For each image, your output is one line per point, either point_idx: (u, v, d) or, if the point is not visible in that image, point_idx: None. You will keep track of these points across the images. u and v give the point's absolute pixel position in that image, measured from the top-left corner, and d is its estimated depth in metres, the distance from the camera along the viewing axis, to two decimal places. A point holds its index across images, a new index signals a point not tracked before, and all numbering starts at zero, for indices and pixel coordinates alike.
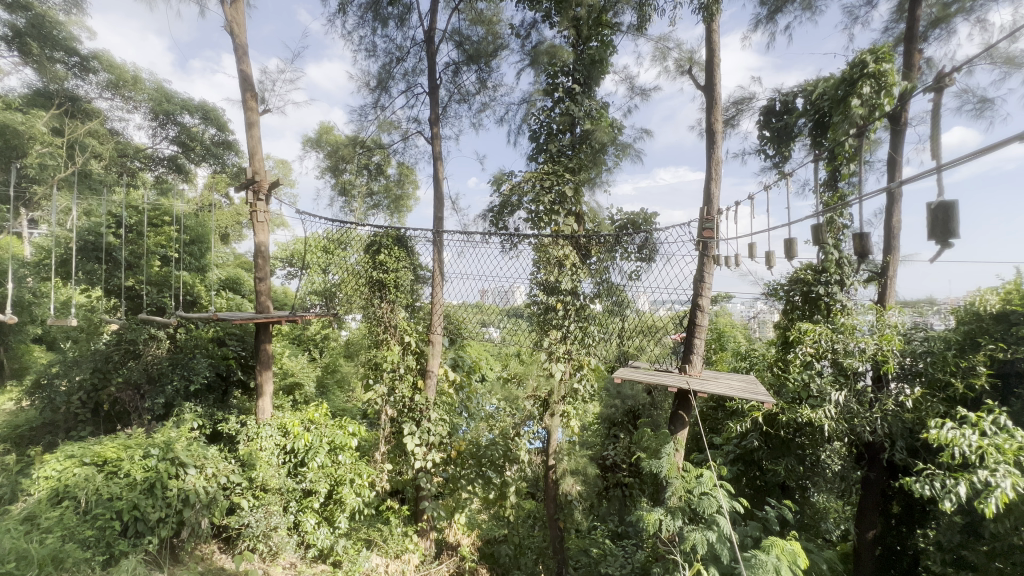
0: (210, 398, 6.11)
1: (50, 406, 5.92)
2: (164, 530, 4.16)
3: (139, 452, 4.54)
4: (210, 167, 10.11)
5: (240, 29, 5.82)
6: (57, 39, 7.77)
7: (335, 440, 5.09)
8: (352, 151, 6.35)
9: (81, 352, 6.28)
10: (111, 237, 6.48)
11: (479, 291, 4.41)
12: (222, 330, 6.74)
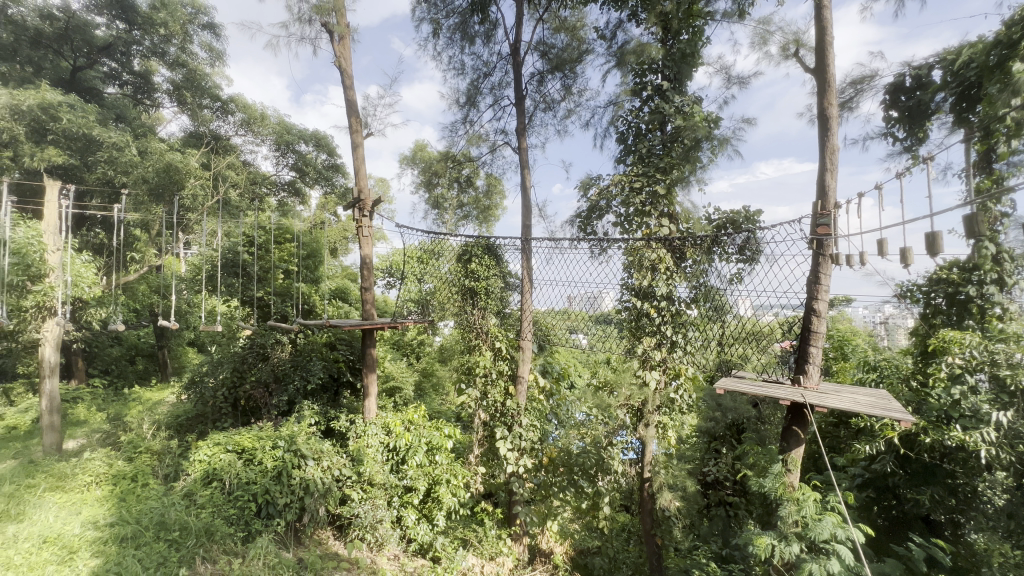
0: (325, 397, 6.83)
1: (201, 399, 6.94)
2: (289, 514, 4.65)
3: (270, 443, 5.14)
4: (322, 189, 11.40)
5: (347, 62, 6.43)
6: (204, 88, 9.23)
7: (432, 441, 5.41)
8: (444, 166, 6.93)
9: (224, 354, 7.31)
10: (245, 254, 7.49)
11: (566, 297, 4.29)
12: (334, 335, 7.45)
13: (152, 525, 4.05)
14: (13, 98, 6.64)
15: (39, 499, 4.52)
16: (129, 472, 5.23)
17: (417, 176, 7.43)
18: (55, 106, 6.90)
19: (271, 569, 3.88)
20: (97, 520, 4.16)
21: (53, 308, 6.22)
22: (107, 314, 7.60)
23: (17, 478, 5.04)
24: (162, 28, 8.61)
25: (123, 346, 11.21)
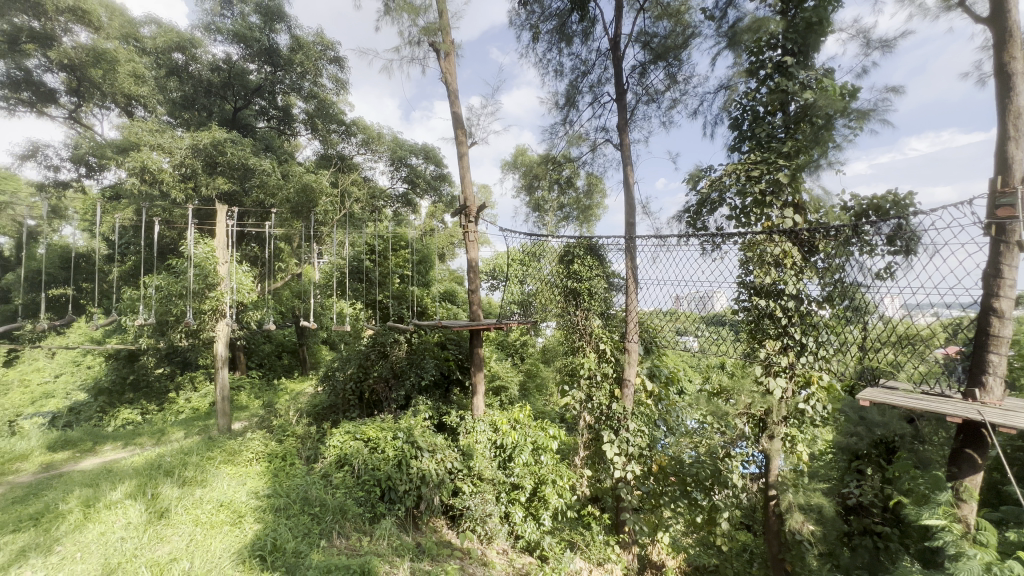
0: (436, 393, 7.45)
1: (333, 391, 7.83)
2: (409, 500, 5.05)
3: (391, 434, 5.64)
4: (430, 199, 12.22)
5: (452, 77, 6.80)
6: (333, 115, 10.40)
7: (538, 440, 5.49)
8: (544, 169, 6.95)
9: (351, 351, 8.15)
10: (367, 261, 8.25)
11: (673, 298, 4.05)
12: (444, 335, 7.99)
13: (297, 501, 4.63)
14: (194, 139, 8.11)
15: (216, 470, 5.43)
16: (280, 452, 6.08)
17: (518, 180, 7.59)
18: (222, 142, 8.31)
19: (394, 550, 4.23)
20: (257, 491, 4.89)
21: (223, 311, 7.43)
22: (261, 316, 8.91)
23: (201, 451, 6.11)
24: (299, 67, 9.86)
25: (273, 343, 13.06)
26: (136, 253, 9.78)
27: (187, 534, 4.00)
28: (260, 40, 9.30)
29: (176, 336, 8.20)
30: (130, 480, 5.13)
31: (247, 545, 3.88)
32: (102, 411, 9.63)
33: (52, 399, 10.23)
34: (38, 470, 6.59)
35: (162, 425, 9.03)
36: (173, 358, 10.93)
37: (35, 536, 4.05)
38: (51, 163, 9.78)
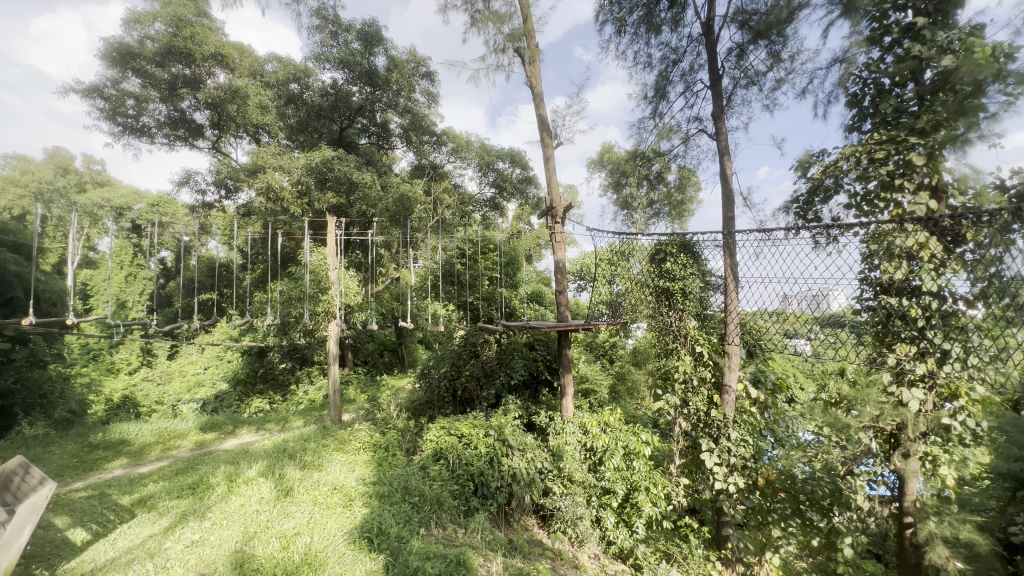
0: (525, 393, 7.56)
1: (429, 388, 8.29)
2: (500, 497, 5.15)
3: (483, 431, 5.88)
4: (517, 201, 13.22)
5: (537, 80, 6.87)
6: (425, 127, 11.12)
7: (629, 445, 5.30)
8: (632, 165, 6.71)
9: (445, 350, 8.56)
10: (459, 265, 8.60)
11: (780, 297, 3.68)
12: (532, 335, 8.08)
13: (399, 489, 4.96)
14: (308, 159, 9.05)
15: (330, 456, 6.02)
16: (383, 443, 6.56)
17: (605, 178, 7.44)
18: (331, 160, 9.19)
19: (487, 544, 4.37)
20: (365, 477, 5.34)
21: (334, 312, 8.21)
22: (366, 317, 9.70)
23: (317, 438, 6.80)
24: (395, 85, 10.57)
25: (375, 342, 14.16)
26: (264, 262, 11.18)
27: (307, 512, 4.48)
28: (362, 64, 10.06)
29: (296, 335, 9.22)
30: (263, 461, 5.87)
31: (356, 526, 4.24)
32: (240, 400, 11.12)
33: (202, 388, 12.03)
34: (193, 448, 7.78)
35: (286, 413, 10.22)
36: (293, 355, 12.31)
37: (193, 503, 4.80)
38: (200, 188, 11.55)
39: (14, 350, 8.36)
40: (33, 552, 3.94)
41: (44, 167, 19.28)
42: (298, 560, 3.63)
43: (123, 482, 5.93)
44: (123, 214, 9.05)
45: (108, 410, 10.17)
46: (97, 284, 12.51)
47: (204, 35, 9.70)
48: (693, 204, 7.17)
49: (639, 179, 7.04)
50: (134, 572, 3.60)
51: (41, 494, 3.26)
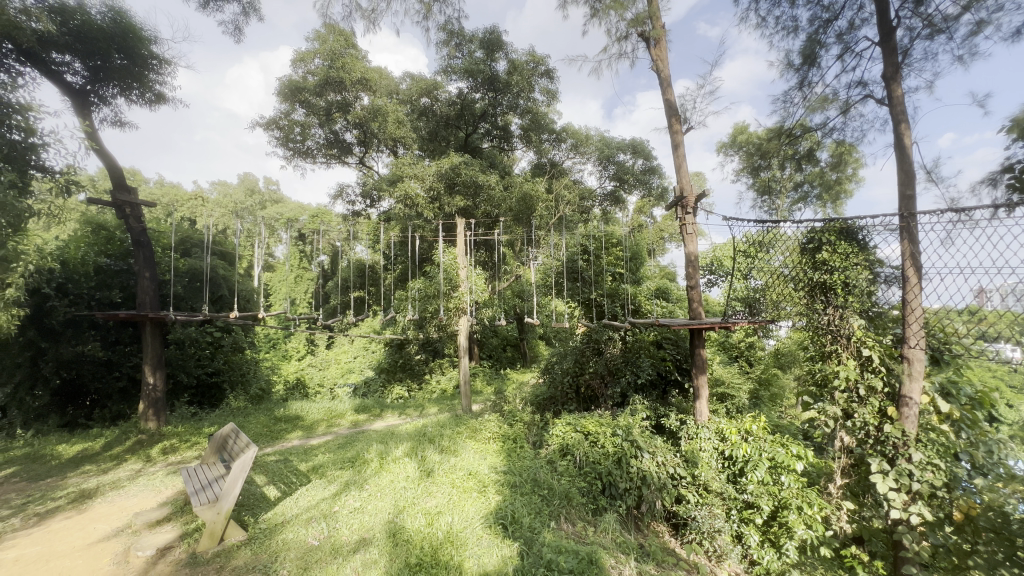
0: (653, 393, 7.19)
1: (552, 383, 8.35)
2: (629, 498, 5.01)
3: (610, 430, 5.74)
4: (640, 192, 12.74)
5: (664, 63, 6.49)
6: (544, 125, 11.41)
7: (776, 457, 4.68)
8: (776, 145, 5.94)
9: (567, 347, 8.54)
10: (582, 261, 8.49)
11: (976, 290, 2.96)
12: (660, 334, 7.67)
13: (529, 481, 5.07)
14: (439, 167, 9.73)
15: (465, 443, 6.40)
16: (511, 435, 6.77)
17: (741, 161, 6.70)
18: (458, 165, 9.69)
19: (618, 546, 4.25)
20: (496, 466, 5.57)
21: (464, 308, 8.69)
22: (492, 313, 10.13)
23: (452, 426, 7.29)
24: (515, 87, 10.77)
25: (499, 337, 14.75)
26: (402, 262, 12.36)
27: (447, 493, 4.81)
28: (485, 71, 10.47)
29: (431, 330, 9.99)
30: (407, 442, 6.47)
31: (492, 512, 4.43)
32: (384, 386, 12.48)
33: (354, 373, 13.73)
34: (350, 426, 8.91)
35: (422, 401, 11.18)
36: (427, 347, 13.41)
37: (353, 474, 5.48)
38: (351, 199, 13.19)
39: (223, 338, 10.65)
40: (243, 502, 4.85)
41: (240, 190, 24.07)
42: (442, 537, 3.93)
43: (301, 450, 7.02)
44: (294, 226, 10.69)
45: (287, 389, 12.16)
46: (277, 284, 15.02)
47: (352, 64, 10.99)
48: (853, 183, 6.13)
49: (781, 161, 6.14)
50: (313, 528, 4.19)
51: (245, 455, 3.92)
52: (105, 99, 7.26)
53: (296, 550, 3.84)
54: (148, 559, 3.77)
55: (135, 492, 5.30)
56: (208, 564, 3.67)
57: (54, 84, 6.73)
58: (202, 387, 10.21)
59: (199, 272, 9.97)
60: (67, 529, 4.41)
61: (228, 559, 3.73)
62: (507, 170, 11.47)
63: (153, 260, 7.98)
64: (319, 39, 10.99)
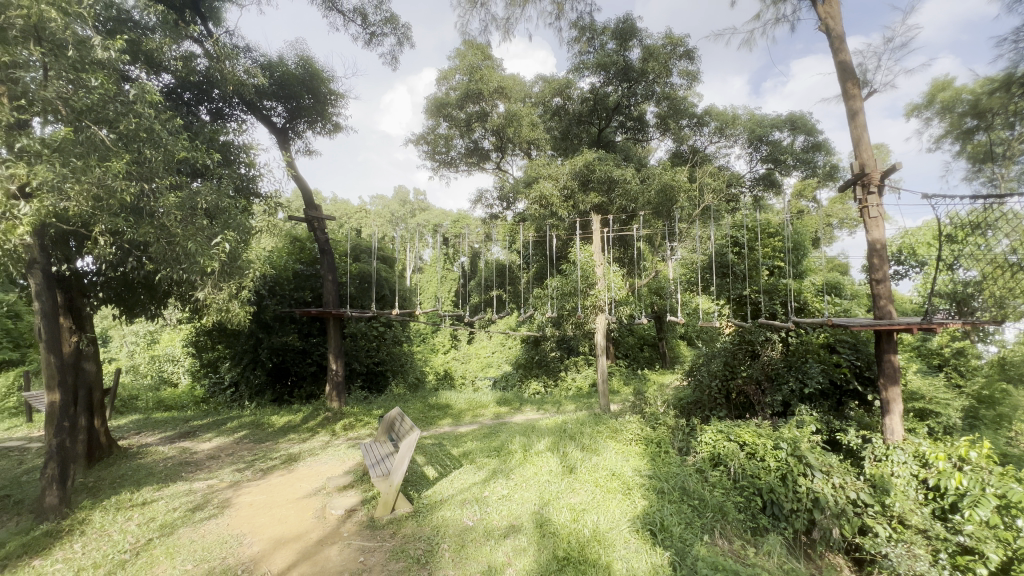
0: (825, 404, 6.16)
1: (698, 387, 7.49)
2: (797, 522, 4.36)
3: (772, 442, 5.06)
4: (800, 174, 11.16)
5: (836, 21, 5.53)
6: (683, 110, 10.68)
7: (1010, 496, 3.57)
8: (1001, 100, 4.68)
9: (714, 348, 7.74)
10: (732, 255, 7.69)
11: None
12: (833, 335, 6.57)
13: (677, 489, 4.72)
14: (573, 165, 9.72)
15: (605, 442, 6.25)
16: (655, 438, 6.22)
17: (947, 125, 5.42)
18: (593, 162, 9.53)
19: (785, 572, 3.69)
20: (641, 469, 5.31)
21: (600, 306, 8.52)
22: (630, 311, 9.79)
23: (592, 424, 7.21)
24: (652, 73, 10.18)
25: (636, 337, 14.23)
26: (538, 261, 12.65)
27: (590, 491, 4.78)
28: (618, 61, 10.11)
29: (567, 328, 10.04)
30: (548, 437, 6.59)
31: (639, 516, 4.26)
32: (522, 380, 12.97)
33: (494, 368, 14.54)
34: (493, 417, 9.43)
35: (559, 397, 11.32)
36: (562, 344, 13.52)
37: (500, 463, 5.77)
38: (490, 203, 13.95)
39: (386, 332, 12.10)
40: (407, 479, 5.45)
41: (394, 202, 27.34)
42: (589, 534, 3.91)
43: (452, 436, 7.65)
44: (439, 231, 11.61)
45: (437, 380, 13.37)
46: (428, 284, 16.60)
47: (489, 75, 11.56)
48: None
49: (1007, 119, 4.83)
50: (467, 509, 4.52)
51: (410, 437, 4.37)
52: (298, 133, 8.77)
53: (454, 527, 4.18)
54: (340, 517, 4.45)
55: (326, 460, 6.32)
56: (384, 528, 4.20)
57: (265, 126, 8.35)
58: (371, 374, 11.73)
59: (367, 275, 11.47)
60: (282, 484, 5.47)
61: (399, 526, 4.22)
62: (643, 161, 10.98)
63: (334, 265, 9.40)
64: (460, 56, 11.79)
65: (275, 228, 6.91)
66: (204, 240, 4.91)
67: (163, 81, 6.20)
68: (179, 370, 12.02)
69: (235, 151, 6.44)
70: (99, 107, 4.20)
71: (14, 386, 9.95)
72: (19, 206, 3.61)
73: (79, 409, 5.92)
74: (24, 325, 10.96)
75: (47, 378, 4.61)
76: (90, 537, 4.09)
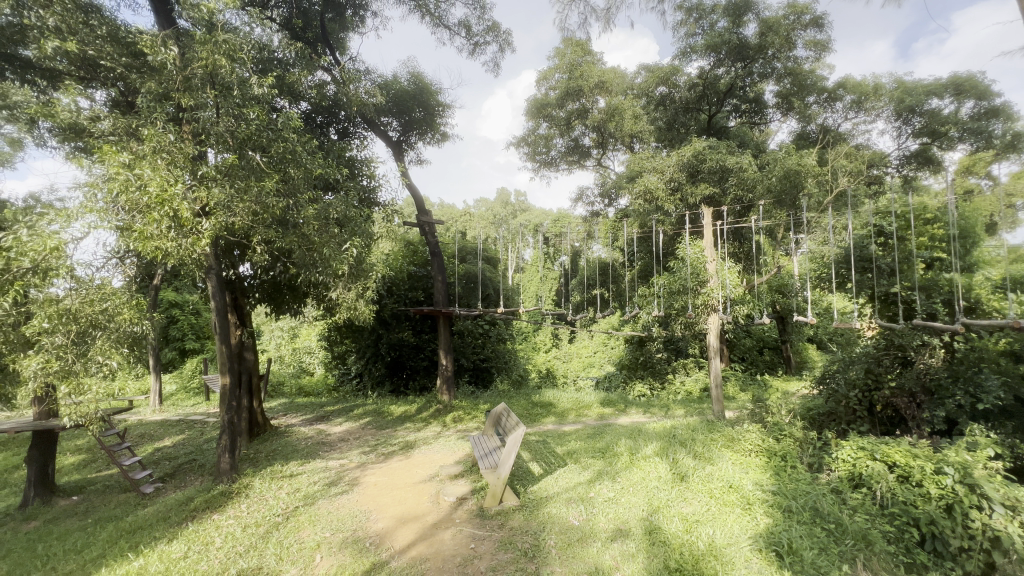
0: (1007, 426, 5.07)
1: (832, 398, 6.45)
2: (969, 564, 3.56)
3: (931, 466, 4.29)
4: (969, 146, 9.29)
5: None
6: (809, 85, 9.52)
7: None
8: None
9: (852, 354, 6.69)
10: (876, 246, 6.66)
11: None
12: (1018, 342, 5.34)
13: (807, 509, 4.21)
14: (680, 156, 9.21)
15: (720, 451, 5.80)
16: (779, 451, 5.59)
17: None
18: (702, 151, 8.96)
19: None
20: (762, 483, 4.83)
21: (714, 305, 7.86)
22: (747, 311, 8.98)
23: (704, 431, 6.75)
24: (771, 49, 9.27)
25: (754, 338, 13.02)
26: (643, 258, 12.18)
27: (704, 503, 4.49)
28: (731, 40, 9.35)
29: (675, 328, 9.53)
30: (656, 442, 6.30)
31: (761, 535, 3.87)
32: (625, 382, 12.62)
33: (596, 368, 14.36)
34: (597, 417, 9.29)
35: (666, 400, 10.79)
36: (670, 345, 12.85)
37: (605, 465, 5.66)
38: (591, 200, 13.77)
39: (490, 329, 12.57)
40: (514, 473, 5.60)
41: (497, 204, 28.37)
42: (704, 549, 3.67)
43: (556, 435, 7.69)
44: (540, 231, 11.69)
45: (540, 378, 13.54)
46: (530, 283, 16.88)
47: (589, 70, 11.39)
48: None
49: None
50: (573, 508, 4.51)
51: (516, 433, 4.48)
52: (411, 144, 9.44)
53: (560, 525, 4.20)
54: (452, 504, 4.73)
55: (439, 448, 6.76)
56: (493, 519, 4.36)
57: (383, 140, 9.13)
58: (477, 370, 12.26)
59: (473, 275, 11.99)
60: (401, 468, 5.96)
61: (507, 518, 4.36)
62: (762, 146, 10.00)
63: (444, 266, 9.97)
64: (559, 55, 11.80)
65: (393, 234, 7.54)
66: (336, 247, 5.53)
67: (301, 108, 7.10)
68: (315, 361, 13.70)
69: (358, 165, 7.14)
70: (256, 135, 4.94)
71: (197, 370, 12.16)
72: (202, 223, 4.37)
73: (242, 391, 7.03)
74: (202, 320, 13.34)
75: (219, 364, 5.54)
76: (253, 500, 4.84)
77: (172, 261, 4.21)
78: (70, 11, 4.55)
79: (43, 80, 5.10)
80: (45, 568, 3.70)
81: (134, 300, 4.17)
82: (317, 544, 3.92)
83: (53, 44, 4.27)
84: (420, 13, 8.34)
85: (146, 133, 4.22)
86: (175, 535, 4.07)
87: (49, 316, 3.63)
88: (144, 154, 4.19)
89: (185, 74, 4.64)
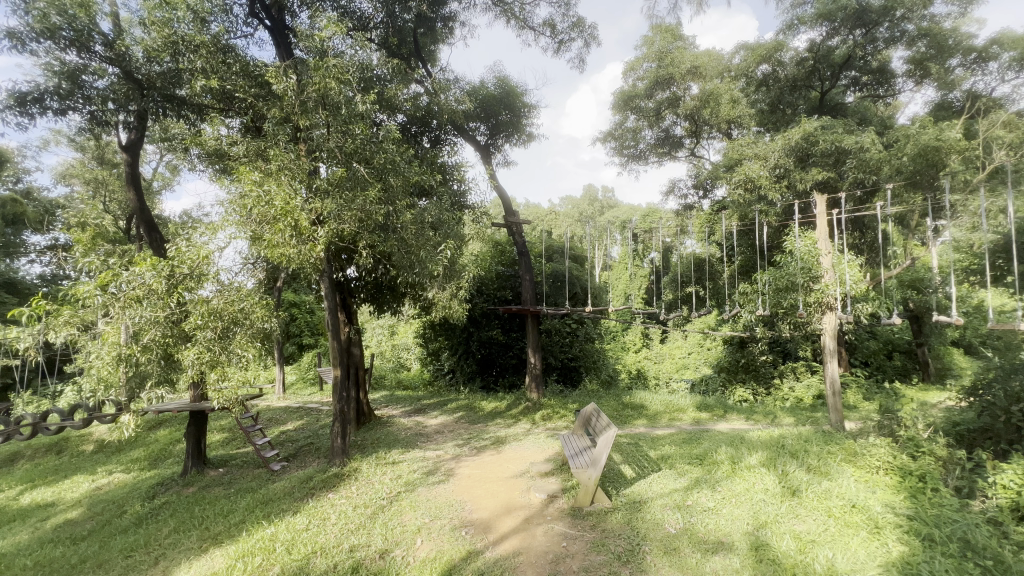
0: None
1: (987, 412, 5.45)
2: None
3: None
4: None
5: None
6: (952, 46, 8.12)
7: None
8: None
9: (1014, 361, 5.64)
10: None
11: None
12: None
13: (953, 539, 3.62)
14: (786, 139, 8.40)
15: (839, 466, 5.18)
16: (915, 469, 4.87)
17: None
18: (813, 133, 8.09)
19: None
20: (893, 505, 4.24)
21: (830, 304, 7.03)
22: (872, 309, 7.93)
23: (819, 442, 6.09)
24: (899, 9, 8.09)
25: (880, 342, 11.45)
26: (744, 252, 11.28)
27: (820, 521, 4.06)
28: (848, 5, 8.32)
29: (781, 328, 8.72)
30: (762, 451, 5.81)
31: (894, 563, 3.39)
32: (724, 385, 11.79)
33: (690, 370, 13.64)
34: (692, 422, 8.79)
35: (772, 407, 9.89)
36: (776, 347, 11.77)
37: (703, 473, 5.34)
38: (684, 193, 13.07)
39: (578, 329, 12.48)
40: (605, 475, 5.50)
41: (584, 202, 28.24)
42: (821, 572, 3.31)
43: (649, 438, 7.42)
44: (629, 228, 11.29)
45: (630, 378, 13.15)
46: (619, 282, 16.47)
47: (680, 56, 10.82)
48: None
49: None
50: (669, 514, 4.32)
51: (608, 433, 4.38)
52: (499, 147, 9.65)
53: (656, 531, 4.04)
54: (543, 501, 4.76)
55: (529, 445, 6.86)
56: (585, 519, 4.33)
57: (472, 145, 9.44)
58: (565, 369, 12.22)
59: (560, 274, 11.98)
60: (493, 463, 6.13)
61: (599, 520, 4.29)
62: (889, 122, 8.75)
63: (532, 266, 10.05)
64: (647, 43, 11.35)
65: (483, 234, 7.78)
66: (431, 249, 5.84)
67: (398, 121, 7.61)
68: (412, 357, 14.59)
69: (450, 170, 7.51)
70: (360, 148, 5.39)
71: (312, 362, 13.56)
72: (317, 231, 4.86)
73: (350, 382, 7.74)
74: (317, 318, 14.83)
75: (332, 357, 6.14)
76: (361, 483, 5.29)
77: (293, 266, 4.75)
78: (213, 54, 5.34)
79: (193, 114, 6.00)
80: (201, 526, 4.39)
81: (263, 300, 4.76)
82: (418, 528, 4.18)
83: (202, 84, 5.03)
84: (505, 17, 8.52)
85: (272, 154, 4.82)
86: (298, 508, 4.59)
87: (201, 314, 4.30)
88: (271, 172, 4.79)
89: (300, 97, 5.19)
